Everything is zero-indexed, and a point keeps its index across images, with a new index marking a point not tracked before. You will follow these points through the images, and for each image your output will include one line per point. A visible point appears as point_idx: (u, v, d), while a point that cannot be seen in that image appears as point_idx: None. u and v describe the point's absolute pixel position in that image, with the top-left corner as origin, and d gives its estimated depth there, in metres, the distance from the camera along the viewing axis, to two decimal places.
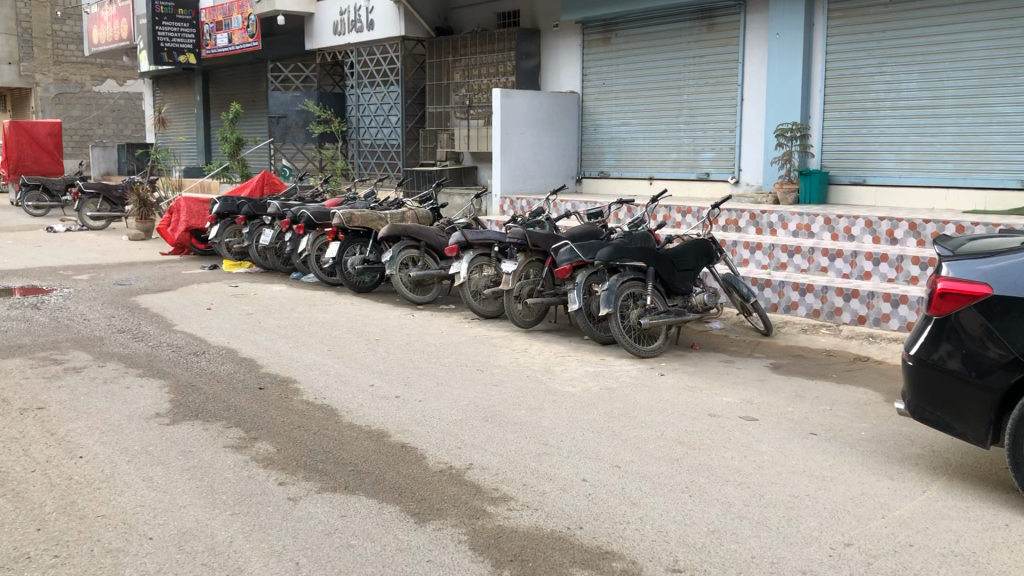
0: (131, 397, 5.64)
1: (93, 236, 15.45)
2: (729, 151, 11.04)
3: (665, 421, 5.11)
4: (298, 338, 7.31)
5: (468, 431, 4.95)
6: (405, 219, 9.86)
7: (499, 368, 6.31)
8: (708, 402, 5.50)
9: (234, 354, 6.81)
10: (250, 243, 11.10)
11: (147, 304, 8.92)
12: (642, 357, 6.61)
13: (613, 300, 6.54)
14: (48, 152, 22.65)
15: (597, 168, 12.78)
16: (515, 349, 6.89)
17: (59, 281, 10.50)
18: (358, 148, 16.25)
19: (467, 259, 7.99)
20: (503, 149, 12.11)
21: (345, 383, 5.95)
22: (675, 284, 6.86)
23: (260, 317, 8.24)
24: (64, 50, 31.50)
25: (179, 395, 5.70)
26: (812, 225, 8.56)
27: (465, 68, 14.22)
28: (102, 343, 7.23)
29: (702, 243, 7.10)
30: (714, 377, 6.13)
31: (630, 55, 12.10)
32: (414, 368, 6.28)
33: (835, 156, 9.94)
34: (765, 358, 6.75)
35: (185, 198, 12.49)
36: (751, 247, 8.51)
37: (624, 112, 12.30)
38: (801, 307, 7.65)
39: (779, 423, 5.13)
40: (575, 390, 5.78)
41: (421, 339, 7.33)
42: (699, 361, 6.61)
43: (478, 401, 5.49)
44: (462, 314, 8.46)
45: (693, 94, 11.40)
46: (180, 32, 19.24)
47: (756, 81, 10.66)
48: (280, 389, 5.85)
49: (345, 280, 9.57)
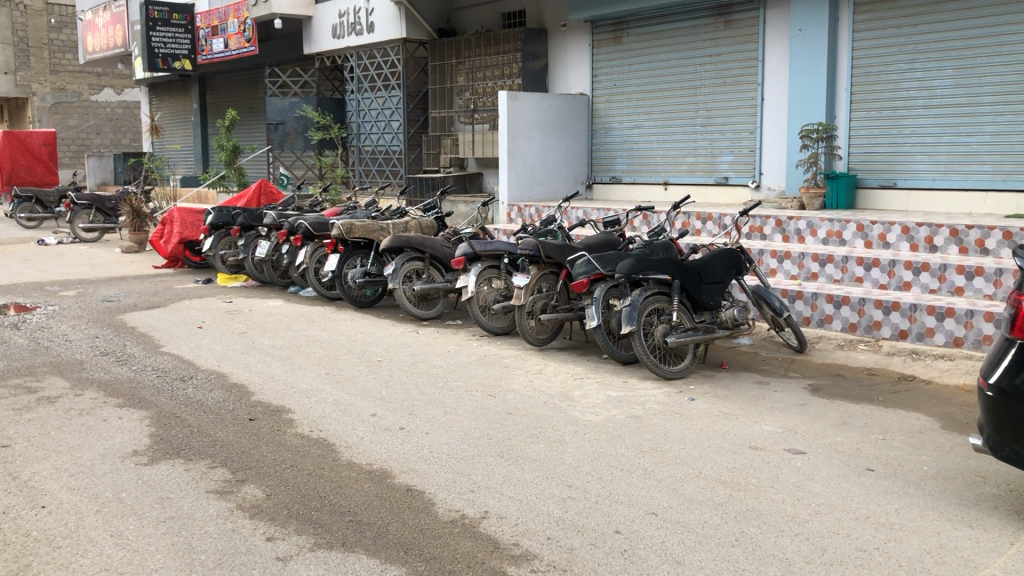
0: (106, 432, 5.10)
1: (84, 248, 14.91)
2: (749, 153, 10.49)
3: (702, 457, 4.56)
4: (294, 360, 6.76)
5: (481, 471, 4.39)
6: (408, 229, 9.32)
7: (513, 393, 5.75)
8: (748, 433, 4.95)
9: (225, 379, 6.27)
10: (246, 255, 10.56)
11: (135, 323, 8.38)
12: (669, 378, 6.05)
13: (637, 317, 5.97)
14: (42, 162, 22.15)
15: (608, 173, 12.25)
16: (529, 371, 6.33)
17: (44, 298, 9.97)
18: (359, 155, 15.69)
19: (475, 272, 7.46)
20: (510, 155, 11.56)
21: (344, 412, 5.40)
22: (703, 298, 6.30)
23: (253, 337, 7.69)
24: (61, 58, 31.02)
25: (160, 429, 5.15)
26: (844, 232, 8.01)
27: (468, 71, 13.70)
28: (82, 367, 6.69)
29: (730, 253, 6.57)
30: (750, 403, 5.57)
31: (643, 56, 11.58)
32: (419, 395, 5.73)
33: (863, 158, 9.39)
34: (802, 379, 6.19)
35: (178, 209, 11.98)
36: (779, 256, 7.97)
37: (637, 114, 11.77)
38: (837, 321, 7.11)
39: (829, 457, 4.56)
40: (598, 418, 5.22)
41: (427, 359, 6.78)
42: (730, 383, 6.05)
43: (492, 434, 4.94)
44: (469, 331, 7.91)
45: (710, 95, 10.87)
46: (175, 37, 18.76)
47: (778, 80, 10.13)
48: (272, 420, 5.30)
49: (346, 294, 8.98)
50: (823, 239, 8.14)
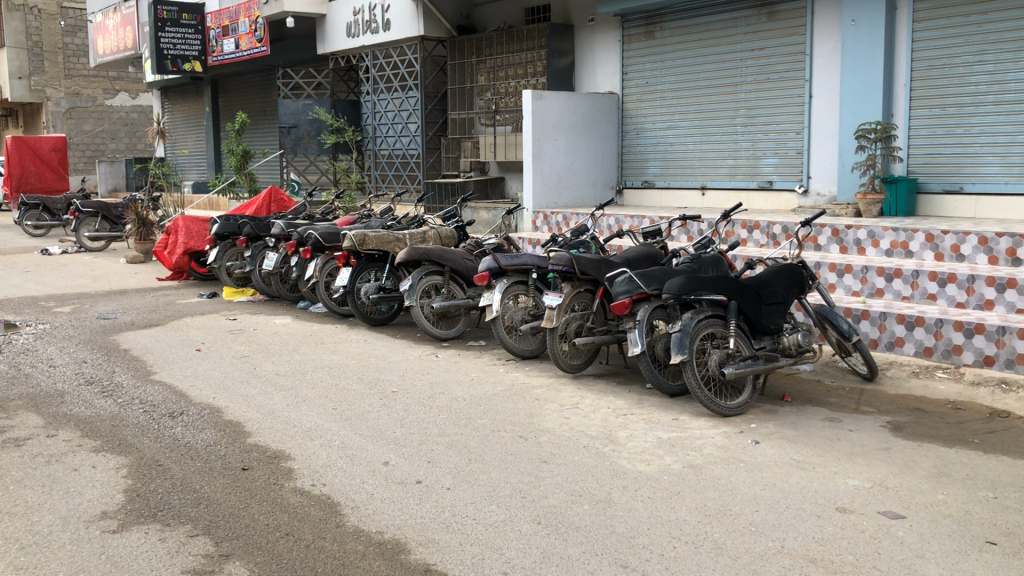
0: (75, 486, 4.37)
1: (88, 259, 14.26)
2: (796, 155, 9.68)
3: (780, 524, 3.78)
4: (298, 391, 6.01)
5: (517, 545, 3.62)
6: (427, 240, 8.51)
7: (547, 435, 4.97)
8: (831, 491, 4.15)
9: (219, 415, 5.54)
10: (253, 267, 9.86)
11: (128, 345, 7.67)
12: (726, 415, 5.27)
13: (688, 345, 5.21)
14: (52, 168, 21.57)
15: (640, 177, 11.45)
16: (564, 405, 5.55)
17: (35, 315, 9.27)
18: (374, 159, 14.99)
19: (500, 289, 6.71)
20: (535, 158, 10.82)
21: (352, 460, 4.65)
22: (762, 321, 5.52)
23: (256, 361, 6.96)
24: (75, 63, 30.40)
25: (138, 482, 4.42)
26: (910, 242, 7.18)
27: (489, 69, 12.95)
28: (62, 400, 5.97)
29: (791, 269, 5.79)
30: (825, 448, 4.77)
31: (677, 51, 10.80)
32: (439, 436, 4.97)
33: (925, 160, 8.56)
34: (879, 415, 5.36)
35: (183, 218, 11.20)
36: (839, 270, 7.16)
37: (671, 114, 10.98)
38: (909, 345, 6.31)
39: (935, 523, 3.76)
40: (649, 469, 4.44)
41: (448, 390, 6.01)
42: (797, 421, 5.25)
43: (526, 490, 4.17)
44: (494, 354, 7.13)
45: (752, 92, 10.06)
46: (185, 38, 18.14)
47: (828, 76, 9.31)
48: (269, 470, 4.56)
49: (359, 310, 8.23)
50: (887, 250, 7.33)
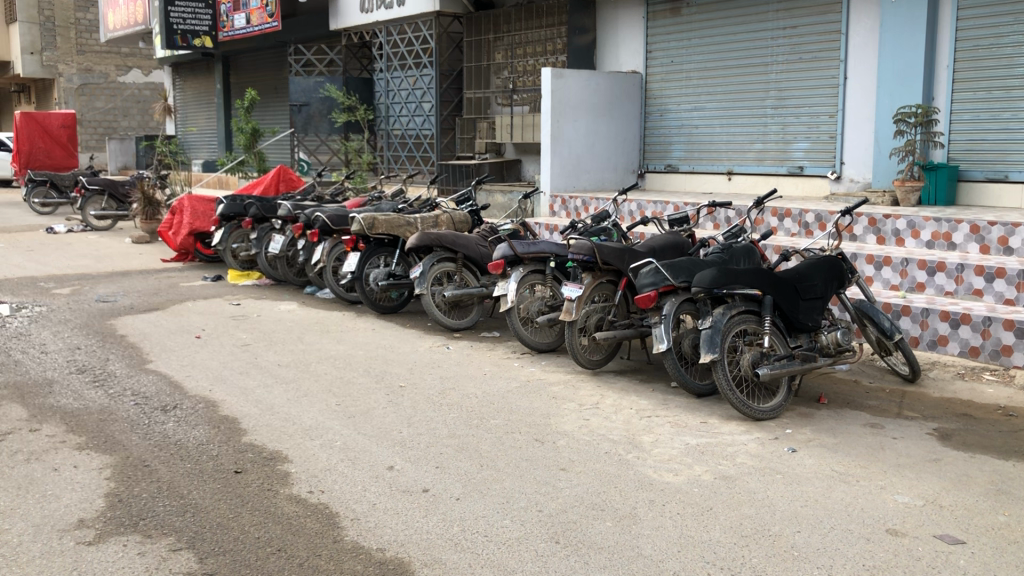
0: (52, 489, 4.02)
1: (94, 238, 13.93)
2: (829, 140, 9.24)
3: (826, 549, 3.39)
4: (299, 384, 5.65)
5: (532, 569, 3.24)
6: (439, 224, 8.12)
7: (565, 438, 4.59)
8: (880, 509, 3.76)
9: (215, 409, 5.18)
10: (259, 250, 9.50)
11: (125, 330, 7.31)
12: (758, 419, 4.89)
13: (720, 343, 4.82)
14: (61, 145, 21.27)
15: (663, 161, 11.01)
16: (583, 405, 5.16)
17: (33, 297, 8.93)
18: (387, 139, 14.59)
19: (516, 278, 6.33)
20: (554, 140, 10.43)
21: (354, 464, 4.28)
22: (799, 318, 5.12)
23: (257, 350, 6.60)
24: (88, 38, 30.01)
25: (120, 486, 4.07)
26: (954, 233, 6.75)
27: (507, 47, 12.53)
28: (50, 390, 5.62)
29: (830, 262, 5.39)
30: (868, 458, 4.37)
31: (705, 29, 10.34)
32: (448, 438, 4.59)
33: (966, 147, 8.12)
34: (925, 421, 4.94)
35: (189, 197, 10.81)
36: (877, 262, 6.74)
37: (697, 95, 10.54)
38: (953, 343, 5.89)
39: (1000, 551, 3.37)
40: (679, 481, 4.06)
41: (459, 385, 5.63)
42: (835, 426, 4.85)
43: (543, 503, 3.80)
44: (508, 346, 6.74)
45: (784, 73, 9.61)
46: (195, 13, 17.76)
47: (864, 56, 8.86)
48: (263, 473, 4.20)
49: (367, 297, 7.85)
50: (927, 241, 6.91)
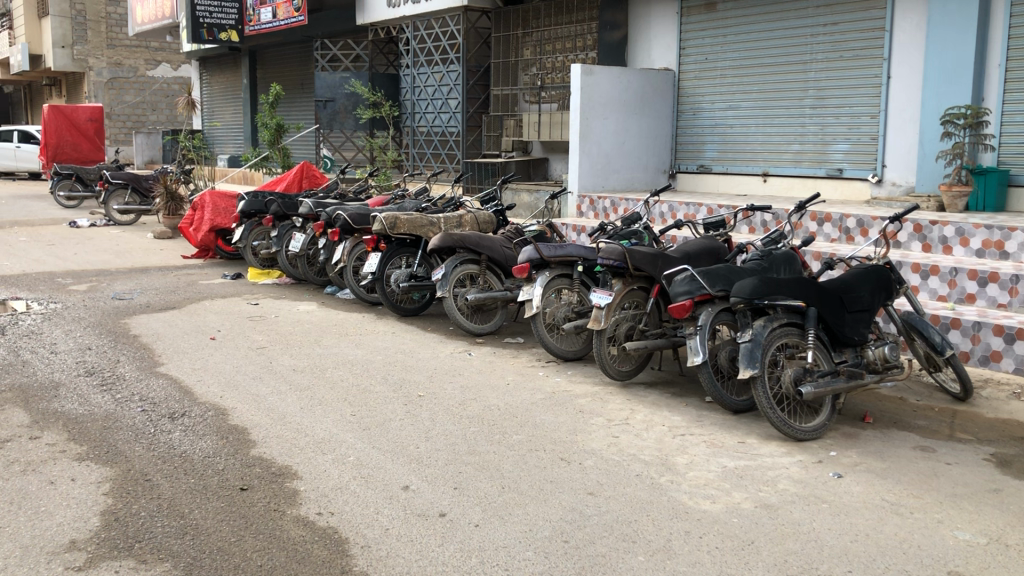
0: (46, 505, 3.78)
1: (116, 233, 13.77)
2: (870, 141, 8.87)
3: None
4: (313, 392, 5.39)
5: None
6: (463, 225, 7.84)
7: (593, 458, 4.29)
8: (939, 547, 3.43)
9: (225, 418, 4.93)
10: (279, 249, 9.26)
11: (139, 330, 7.10)
12: (800, 440, 4.57)
13: (760, 358, 4.51)
14: (88, 138, 21.20)
15: (695, 161, 10.67)
16: (612, 421, 4.85)
17: (48, 293, 8.74)
18: (413, 136, 14.33)
19: (542, 282, 6.04)
20: (583, 138, 10.15)
21: (367, 483, 4.01)
22: (845, 331, 4.79)
23: (272, 354, 6.35)
24: (118, 32, 30.02)
25: (118, 502, 3.82)
26: (1007, 242, 6.38)
27: (536, 43, 12.23)
28: (55, 393, 5.40)
29: (878, 272, 5.06)
30: (921, 486, 4.04)
31: (742, 25, 10.00)
32: (469, 456, 4.31)
33: (1018, 150, 7.74)
34: (980, 445, 4.60)
35: (210, 193, 10.57)
36: (923, 271, 6.38)
37: (732, 93, 10.20)
38: (1007, 360, 5.54)
39: None
40: (716, 509, 3.76)
41: (481, 395, 5.35)
42: (883, 449, 4.52)
43: (569, 532, 3.51)
44: (533, 353, 6.45)
45: (823, 72, 9.26)
46: (221, 6, 17.62)
47: (909, 54, 8.48)
48: (270, 491, 3.93)
49: (388, 299, 7.60)
50: (978, 250, 6.55)
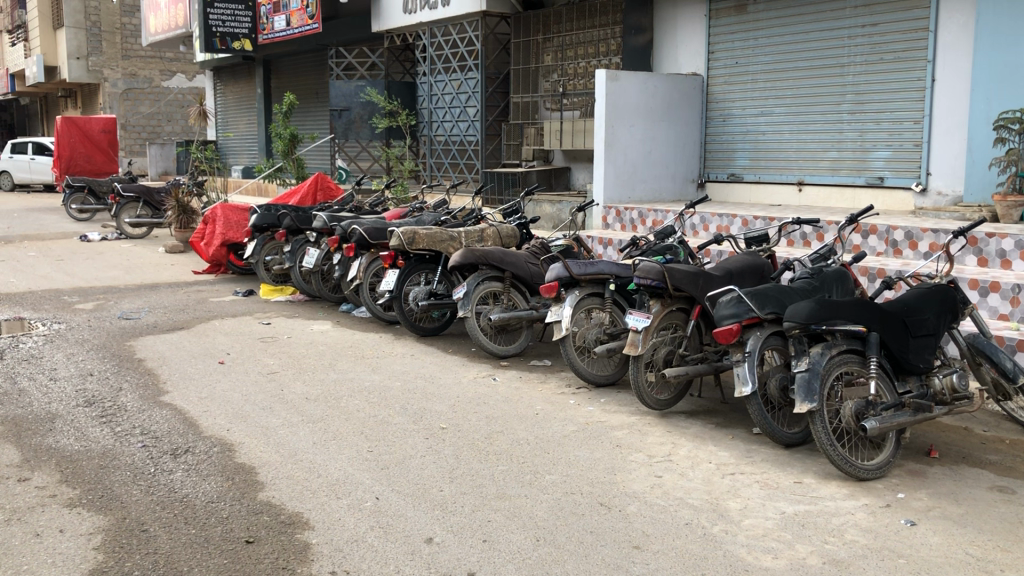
0: (29, 564, 3.39)
1: (127, 247, 13.43)
2: (913, 148, 8.43)
3: None
4: (328, 425, 4.99)
5: None
6: (484, 239, 7.44)
7: (636, 504, 3.87)
8: None
9: (231, 455, 4.53)
10: (292, 264, 8.88)
11: (144, 354, 6.72)
12: (863, 480, 4.13)
13: (819, 390, 4.09)
14: (102, 151, 20.94)
15: (726, 169, 10.25)
16: (654, 458, 4.43)
17: (53, 313, 8.39)
18: (429, 145, 13.92)
19: (572, 302, 5.63)
20: (608, 147, 9.74)
21: (386, 535, 3.60)
22: (909, 358, 4.35)
23: (283, 380, 5.95)
24: (133, 43, 29.81)
25: (110, 559, 3.42)
26: None
27: (557, 49, 11.84)
28: (50, 427, 5.02)
29: (943, 291, 4.60)
30: (1007, 537, 3.59)
31: (774, 27, 9.58)
32: (498, 501, 3.89)
33: None
34: None
35: (221, 207, 10.18)
36: (983, 288, 5.93)
37: (765, 99, 9.78)
38: None
39: None
40: (779, 566, 3.32)
41: (509, 427, 4.93)
42: (957, 491, 4.08)
43: None
44: (562, 378, 6.03)
45: (862, 75, 8.82)
46: (234, 15, 17.35)
47: (955, 56, 8.03)
48: (278, 545, 3.53)
49: (407, 319, 7.20)
50: None
